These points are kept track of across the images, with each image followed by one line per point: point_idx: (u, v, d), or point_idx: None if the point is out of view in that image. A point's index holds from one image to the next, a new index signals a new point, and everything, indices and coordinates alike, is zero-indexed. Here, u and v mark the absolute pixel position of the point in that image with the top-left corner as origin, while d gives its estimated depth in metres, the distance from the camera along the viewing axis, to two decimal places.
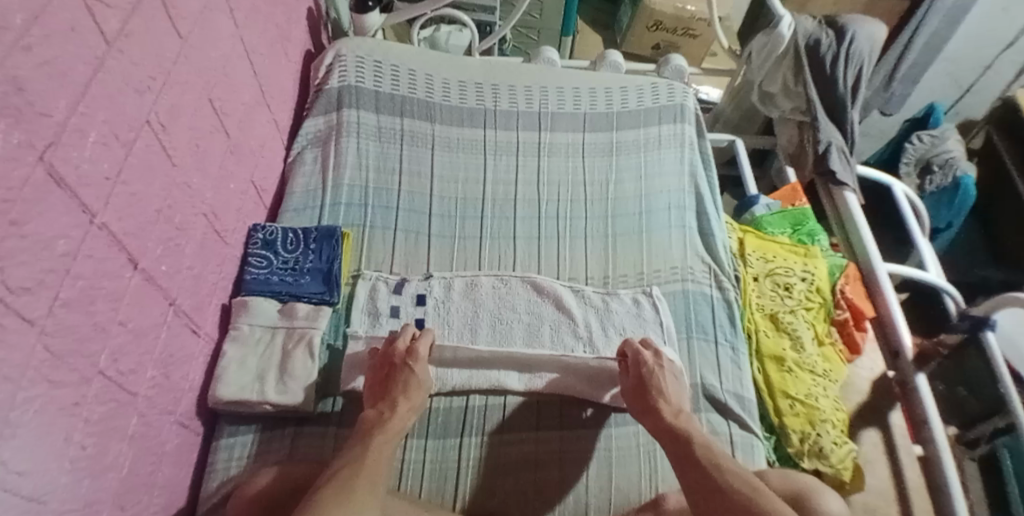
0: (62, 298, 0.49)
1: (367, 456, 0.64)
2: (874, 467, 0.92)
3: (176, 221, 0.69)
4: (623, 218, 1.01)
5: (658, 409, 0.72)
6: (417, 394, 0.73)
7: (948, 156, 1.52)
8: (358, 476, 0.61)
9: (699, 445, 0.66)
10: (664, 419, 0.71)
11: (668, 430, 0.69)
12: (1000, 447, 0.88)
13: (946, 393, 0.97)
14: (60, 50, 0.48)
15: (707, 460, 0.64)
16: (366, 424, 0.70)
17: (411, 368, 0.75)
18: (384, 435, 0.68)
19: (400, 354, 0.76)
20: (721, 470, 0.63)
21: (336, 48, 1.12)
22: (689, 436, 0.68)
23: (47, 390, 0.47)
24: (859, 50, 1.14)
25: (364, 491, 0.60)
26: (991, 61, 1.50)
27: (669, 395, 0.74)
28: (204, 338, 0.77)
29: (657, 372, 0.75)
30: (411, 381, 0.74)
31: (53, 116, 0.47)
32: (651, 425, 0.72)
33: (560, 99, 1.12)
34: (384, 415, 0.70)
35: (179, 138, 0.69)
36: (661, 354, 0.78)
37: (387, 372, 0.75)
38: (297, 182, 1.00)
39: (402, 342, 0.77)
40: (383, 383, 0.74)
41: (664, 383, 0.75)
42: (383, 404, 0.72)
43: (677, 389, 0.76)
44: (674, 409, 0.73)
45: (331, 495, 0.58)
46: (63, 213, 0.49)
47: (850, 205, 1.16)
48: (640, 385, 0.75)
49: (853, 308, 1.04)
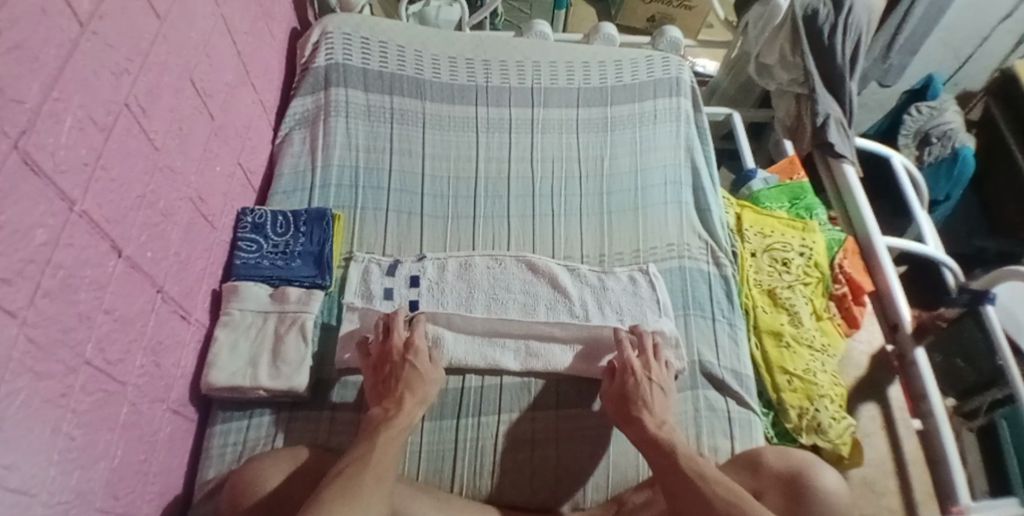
0: (43, 289, 0.48)
1: (375, 450, 0.64)
2: (872, 441, 0.92)
3: (161, 207, 0.67)
4: (618, 194, 0.99)
5: (641, 421, 0.71)
6: (421, 387, 0.73)
7: (947, 127, 1.50)
8: (364, 473, 0.61)
9: (683, 457, 0.66)
10: (647, 430, 0.70)
11: (654, 442, 0.68)
12: (999, 419, 0.90)
13: (942, 362, 0.97)
14: (30, 32, 0.45)
15: (691, 470, 0.64)
16: (372, 423, 0.69)
17: (412, 364, 0.74)
18: (388, 433, 0.67)
19: (399, 350, 0.75)
20: (708, 482, 0.62)
21: (321, 24, 1.09)
22: (672, 447, 0.67)
23: (31, 381, 0.46)
24: (857, 20, 1.11)
25: (369, 487, 0.59)
26: (989, 32, 1.47)
27: (653, 406, 0.72)
28: (194, 325, 0.76)
29: (643, 386, 0.73)
30: (413, 377, 0.73)
31: (27, 102, 0.45)
32: (633, 436, 0.71)
33: (553, 74, 1.10)
34: (390, 413, 0.69)
35: (160, 122, 0.67)
36: (651, 364, 0.76)
37: (388, 370, 0.74)
38: (286, 163, 0.99)
39: (399, 336, 0.76)
40: (386, 382, 0.73)
41: (649, 396, 0.73)
42: (388, 402, 0.71)
43: (665, 403, 0.74)
44: (658, 421, 0.71)
45: (339, 492, 0.58)
46: (40, 202, 0.47)
47: (848, 177, 1.15)
48: (622, 397, 0.74)
49: (851, 283, 1.03)
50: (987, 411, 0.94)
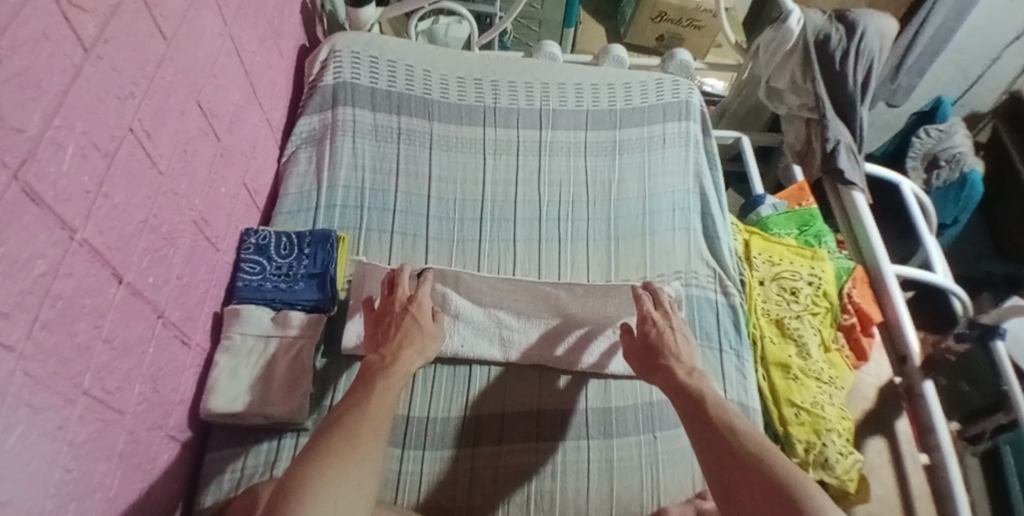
0: (42, 320, 0.47)
1: (371, 401, 0.63)
2: (879, 475, 0.89)
3: (164, 230, 0.66)
4: (625, 218, 0.98)
5: (669, 368, 0.72)
6: (420, 339, 0.72)
7: (954, 151, 1.47)
8: (361, 424, 0.60)
9: (712, 404, 0.65)
10: (676, 376, 0.70)
11: (681, 387, 0.69)
12: (1002, 442, 0.96)
13: (946, 387, 0.94)
14: (32, 59, 0.45)
15: (720, 420, 0.63)
16: (369, 369, 0.68)
17: (412, 313, 0.75)
18: (387, 379, 0.67)
19: (401, 303, 0.76)
20: (735, 433, 0.61)
21: (330, 43, 1.08)
22: (702, 394, 0.67)
23: (28, 415, 0.45)
24: (869, 46, 1.11)
25: (366, 442, 0.59)
26: (998, 53, 1.46)
27: (681, 355, 0.73)
28: (194, 349, 0.75)
29: (666, 333, 0.75)
30: (411, 327, 0.73)
31: (27, 131, 0.44)
32: (662, 382, 0.71)
33: (562, 96, 1.09)
34: (386, 359, 0.69)
35: (164, 143, 0.66)
36: (670, 314, 0.78)
37: (389, 321, 0.75)
38: (291, 182, 0.98)
39: (402, 290, 0.77)
40: (386, 330, 0.74)
41: (675, 344, 0.74)
42: (384, 350, 0.71)
43: (691, 350, 0.75)
44: (687, 368, 0.71)
45: (337, 445, 0.57)
46: (40, 232, 0.46)
47: (857, 204, 1.14)
48: (647, 349, 0.75)
49: (861, 313, 1.01)
50: (992, 436, 0.96)
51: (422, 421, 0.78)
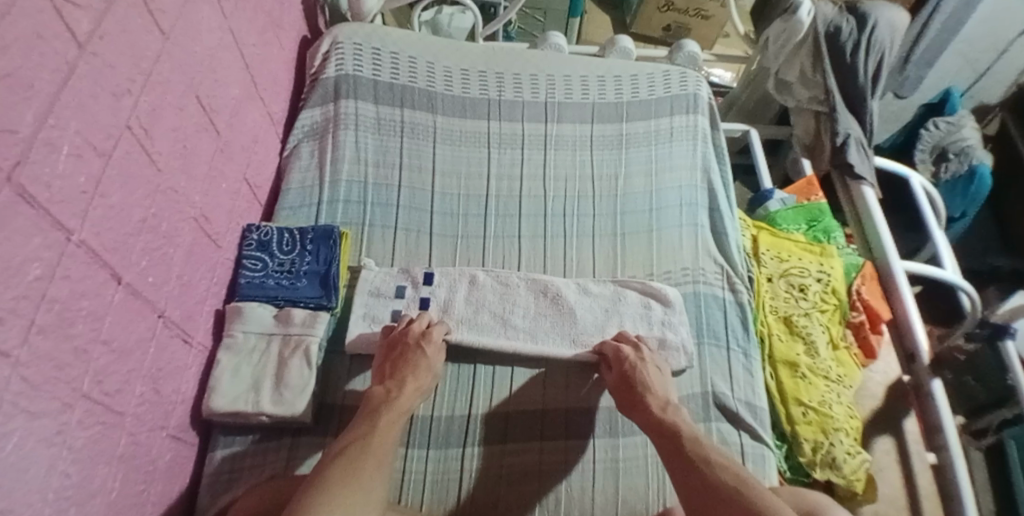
0: (38, 325, 0.46)
1: (375, 432, 0.63)
2: (886, 474, 0.88)
3: (163, 230, 0.65)
4: (632, 215, 0.97)
5: (645, 404, 0.71)
6: (424, 375, 0.72)
7: (964, 143, 1.45)
8: (364, 457, 0.59)
9: (688, 439, 0.65)
10: (651, 413, 0.70)
11: (657, 423, 0.68)
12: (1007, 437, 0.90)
13: (952, 381, 0.94)
14: (23, 59, 0.43)
15: (695, 454, 0.63)
16: (372, 402, 0.69)
17: (424, 350, 0.75)
18: (388, 414, 0.66)
19: (415, 335, 0.77)
20: (710, 465, 0.61)
21: (332, 34, 1.06)
22: (677, 429, 0.66)
23: (25, 421, 0.44)
24: (881, 38, 1.09)
25: (372, 473, 0.58)
26: (1008, 45, 1.43)
27: (654, 388, 0.73)
28: (196, 348, 0.74)
29: (639, 366, 0.75)
30: (421, 363, 0.73)
31: (20, 132, 0.43)
32: (639, 420, 0.71)
33: (568, 88, 1.07)
34: (391, 394, 0.69)
35: (163, 141, 0.64)
36: (640, 346, 0.78)
37: (400, 351, 0.75)
38: (294, 177, 0.97)
39: (418, 324, 0.78)
40: (393, 361, 0.74)
41: (645, 375, 0.74)
42: (391, 382, 0.71)
43: (663, 382, 0.75)
44: (661, 402, 0.71)
45: (341, 469, 0.57)
46: (34, 235, 0.45)
47: (867, 200, 1.12)
48: (624, 382, 0.74)
49: (869, 310, 0.99)
50: (997, 430, 0.91)
51: (424, 420, 0.78)
